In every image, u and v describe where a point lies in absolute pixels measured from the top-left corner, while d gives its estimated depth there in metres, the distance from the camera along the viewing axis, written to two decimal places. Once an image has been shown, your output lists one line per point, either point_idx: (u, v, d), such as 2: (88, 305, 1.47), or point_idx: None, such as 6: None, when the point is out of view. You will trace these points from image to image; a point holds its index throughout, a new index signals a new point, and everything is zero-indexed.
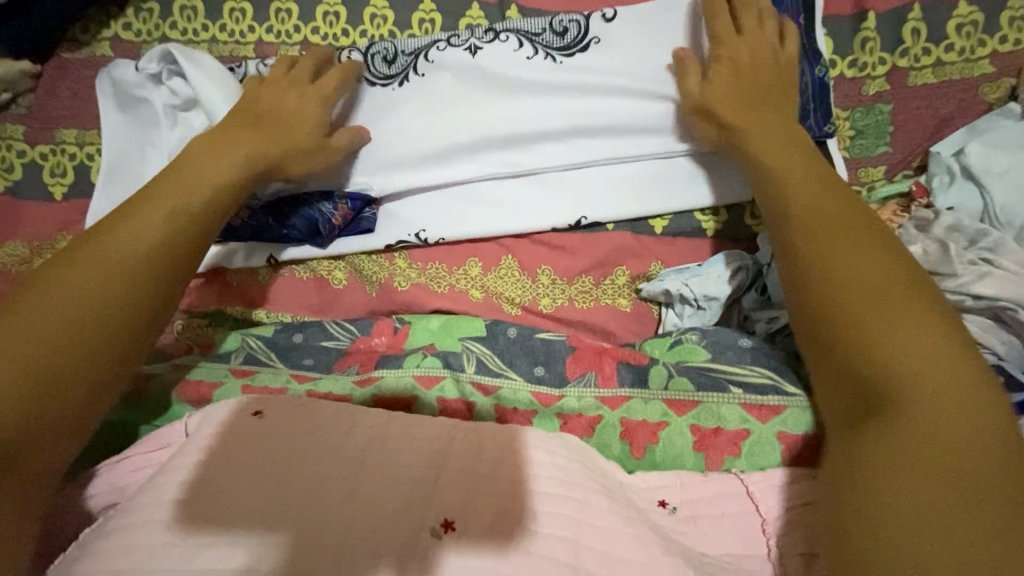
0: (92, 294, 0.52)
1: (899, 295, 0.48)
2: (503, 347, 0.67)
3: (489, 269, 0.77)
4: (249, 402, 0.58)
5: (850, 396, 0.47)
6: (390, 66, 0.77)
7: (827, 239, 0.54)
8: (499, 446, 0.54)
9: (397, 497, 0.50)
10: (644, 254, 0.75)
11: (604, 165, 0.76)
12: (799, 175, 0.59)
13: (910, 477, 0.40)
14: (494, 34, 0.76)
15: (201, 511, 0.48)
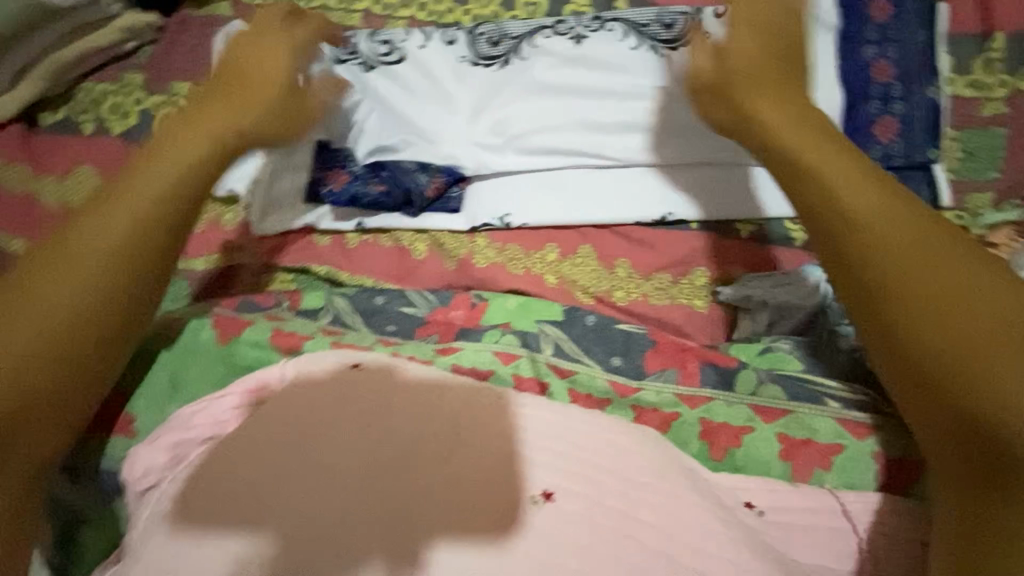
0: (59, 303, 0.51)
1: (970, 285, 0.43)
2: (579, 333, 0.68)
3: (566, 255, 0.78)
4: (351, 356, 0.61)
5: (962, 469, 0.44)
6: (493, 48, 0.80)
7: (932, 302, 0.44)
8: (591, 429, 0.56)
9: (493, 467, 0.51)
10: (728, 257, 0.74)
11: (694, 165, 0.76)
12: (823, 164, 0.51)
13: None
14: (601, 22, 0.78)
15: (306, 453, 0.51)
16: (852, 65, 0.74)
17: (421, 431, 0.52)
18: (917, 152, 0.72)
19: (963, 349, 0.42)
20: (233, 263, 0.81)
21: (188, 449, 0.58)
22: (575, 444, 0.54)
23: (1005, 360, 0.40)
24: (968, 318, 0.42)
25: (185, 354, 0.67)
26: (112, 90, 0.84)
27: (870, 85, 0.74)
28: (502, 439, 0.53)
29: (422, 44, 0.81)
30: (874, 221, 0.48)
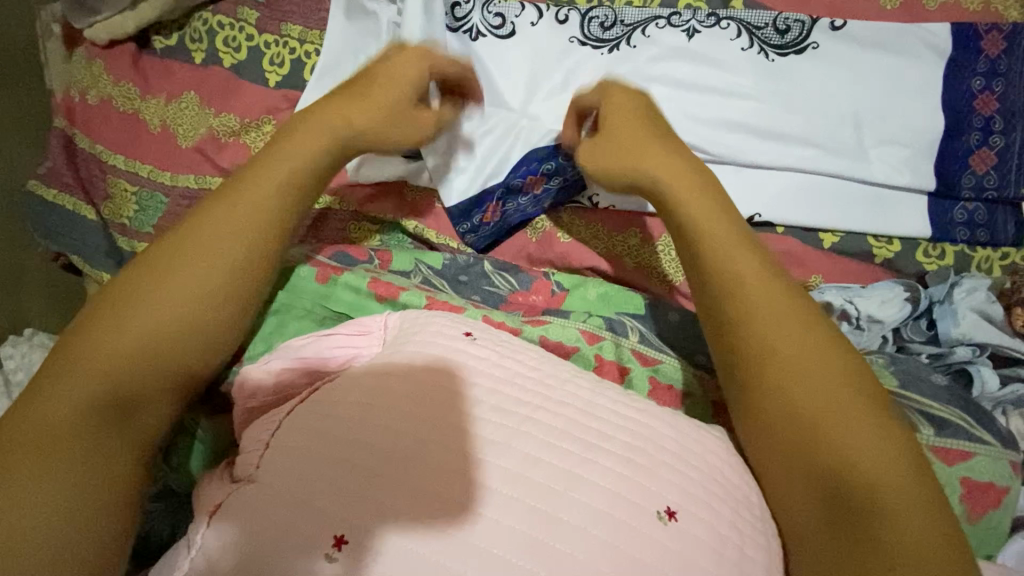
0: (168, 282, 0.57)
1: (825, 401, 0.52)
2: (662, 327, 0.75)
3: (646, 241, 0.80)
4: (459, 322, 0.63)
5: (828, 541, 0.48)
6: (605, 32, 0.80)
7: (793, 380, 0.54)
8: (704, 456, 0.56)
9: (615, 476, 0.52)
10: (808, 264, 0.76)
11: (788, 172, 0.77)
12: (724, 257, 0.60)
13: (899, 536, 0.46)
14: (716, 19, 0.79)
15: (436, 432, 0.52)
16: (955, 94, 0.74)
17: (543, 415, 0.56)
18: (1012, 186, 0.72)
19: (802, 429, 0.52)
20: (328, 210, 0.84)
21: (296, 385, 0.62)
22: (692, 465, 0.55)
23: (841, 435, 0.51)
24: (830, 428, 0.51)
25: (291, 295, 0.72)
26: (225, 23, 0.86)
27: (972, 116, 0.74)
28: (619, 441, 0.55)
29: (534, 20, 0.81)
30: (749, 325, 0.57)
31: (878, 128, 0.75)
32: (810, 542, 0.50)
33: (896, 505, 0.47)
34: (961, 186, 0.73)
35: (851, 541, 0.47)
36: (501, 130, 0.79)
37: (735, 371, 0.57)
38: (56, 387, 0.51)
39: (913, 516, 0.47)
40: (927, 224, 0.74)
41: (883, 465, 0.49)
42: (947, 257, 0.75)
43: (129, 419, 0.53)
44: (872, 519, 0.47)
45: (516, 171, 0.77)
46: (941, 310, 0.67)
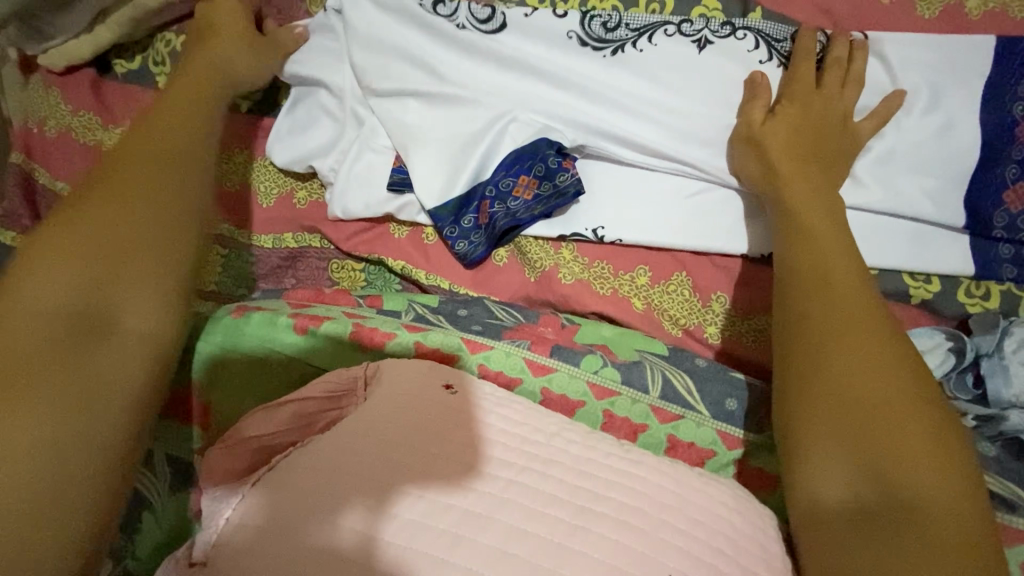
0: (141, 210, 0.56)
1: (900, 402, 0.49)
2: (689, 369, 0.65)
3: (657, 281, 0.73)
4: (435, 373, 0.57)
5: (856, 497, 0.47)
6: (608, 33, 0.72)
7: (857, 335, 0.52)
8: (707, 512, 0.51)
9: (608, 545, 0.47)
10: None
11: None
12: (817, 254, 0.58)
13: (939, 504, 0.45)
14: (731, 28, 0.70)
15: (407, 503, 0.47)
16: (994, 123, 0.66)
17: (539, 496, 0.49)
18: None
19: (864, 414, 0.49)
20: (307, 248, 0.78)
21: (269, 450, 0.55)
22: (700, 523, 0.50)
23: (908, 435, 0.47)
24: (894, 425, 0.48)
25: (263, 350, 0.62)
26: None
27: (1012, 147, 0.65)
28: (618, 505, 0.49)
29: (528, 13, 0.73)
30: (831, 319, 0.54)
31: (911, 150, 0.67)
32: (844, 534, 0.47)
33: (945, 512, 0.45)
34: (991, 225, 0.66)
35: (889, 541, 0.45)
36: (493, 121, 0.72)
37: (805, 355, 0.54)
38: (28, 287, 0.48)
39: (960, 524, 0.44)
40: (971, 261, 0.67)
41: (944, 473, 0.46)
42: (993, 298, 0.67)
43: (104, 334, 0.49)
44: (917, 515, 0.45)
45: (507, 170, 0.72)
46: (990, 365, 0.59)
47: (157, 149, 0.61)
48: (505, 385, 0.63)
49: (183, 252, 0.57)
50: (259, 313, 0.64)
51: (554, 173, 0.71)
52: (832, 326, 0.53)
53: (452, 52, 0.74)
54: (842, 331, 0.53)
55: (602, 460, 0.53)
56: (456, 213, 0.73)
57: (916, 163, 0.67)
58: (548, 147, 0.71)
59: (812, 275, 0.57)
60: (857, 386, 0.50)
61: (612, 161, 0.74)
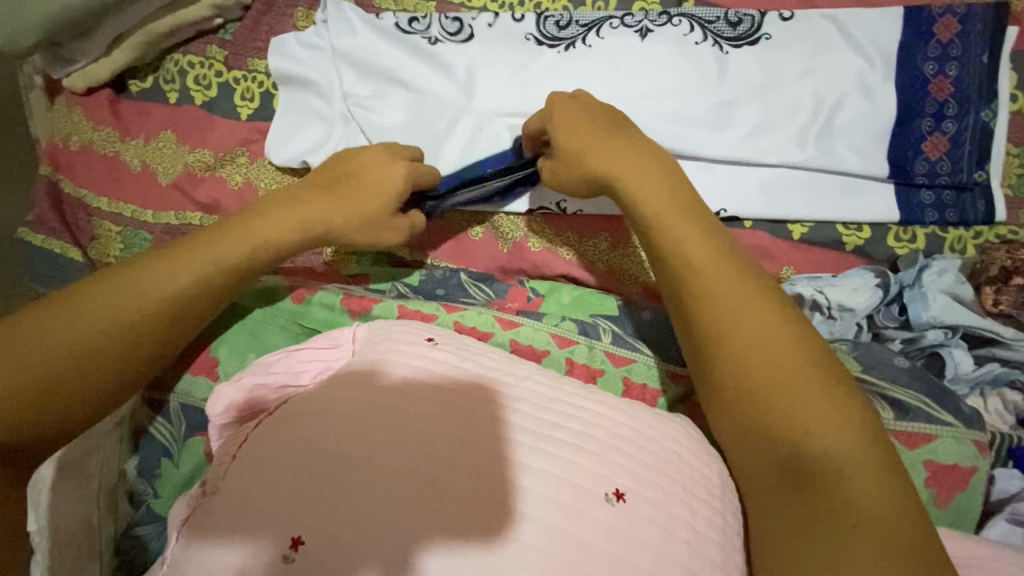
0: (126, 300, 0.58)
1: (789, 377, 0.53)
2: (636, 326, 0.74)
3: (615, 246, 0.80)
4: (421, 330, 0.64)
5: (783, 496, 0.51)
6: (560, 30, 0.81)
7: (722, 314, 0.57)
8: (656, 439, 0.58)
9: (560, 459, 0.54)
10: (779, 257, 0.76)
11: (749, 168, 0.77)
12: (678, 240, 0.61)
13: (862, 510, 0.46)
14: (668, 17, 0.79)
15: (384, 428, 0.54)
16: (909, 82, 0.74)
17: (502, 423, 0.55)
18: (964, 172, 0.72)
19: (757, 400, 0.53)
20: None
21: (264, 395, 0.62)
22: (649, 450, 0.57)
23: (814, 412, 0.50)
24: (801, 403, 0.51)
25: (262, 319, 0.71)
26: (195, 62, 0.90)
27: (926, 102, 0.73)
28: (579, 436, 0.56)
29: (491, 22, 0.83)
30: (714, 311, 0.57)
31: (837, 113, 0.75)
32: (782, 506, 0.51)
33: (860, 492, 0.47)
34: (914, 173, 0.73)
35: (813, 535, 0.47)
36: (458, 117, 0.81)
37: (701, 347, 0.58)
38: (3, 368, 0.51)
39: (879, 498, 0.46)
40: (896, 208, 0.74)
41: (857, 445, 0.49)
42: (919, 241, 0.74)
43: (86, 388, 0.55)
44: (833, 500, 0.47)
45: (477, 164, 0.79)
46: (912, 294, 0.66)
47: (182, 258, 0.62)
48: (478, 338, 0.71)
49: (138, 323, 0.58)
50: (263, 286, 0.75)
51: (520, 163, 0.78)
52: (703, 309, 0.58)
53: (422, 59, 0.84)
54: (709, 314, 0.57)
55: (564, 394, 0.60)
56: None
57: (844, 124, 0.75)
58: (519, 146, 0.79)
59: (683, 265, 0.60)
60: (742, 372, 0.54)
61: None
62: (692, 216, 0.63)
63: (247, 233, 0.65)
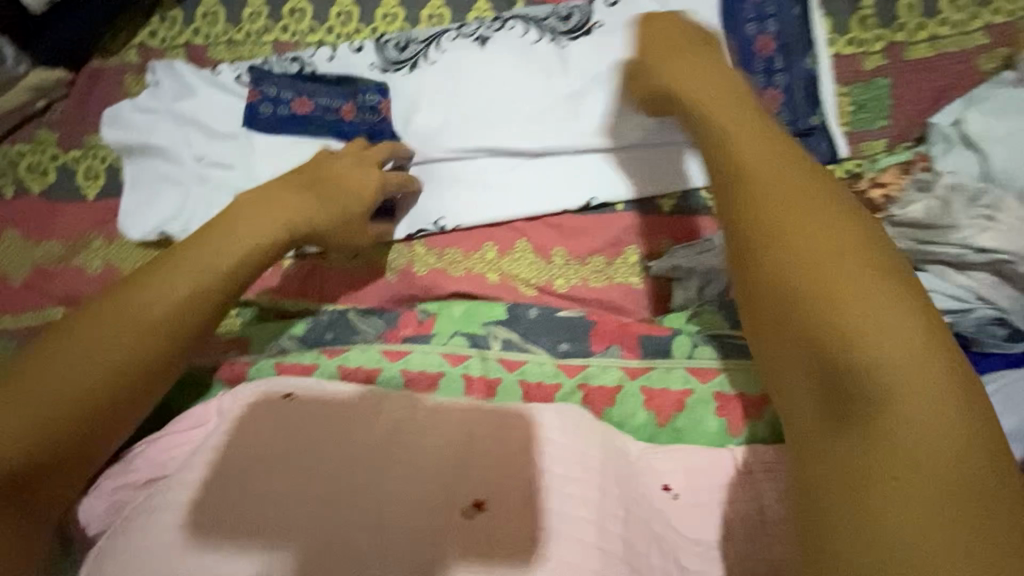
0: (68, 380, 0.51)
1: (841, 267, 0.39)
2: (526, 327, 0.71)
3: (504, 252, 0.80)
4: (285, 384, 0.62)
5: (821, 424, 0.38)
6: (401, 52, 0.81)
7: (775, 195, 0.44)
8: (526, 433, 0.57)
9: (431, 485, 0.53)
10: (652, 234, 0.79)
11: (610, 152, 0.79)
12: (724, 129, 0.52)
13: (918, 468, 0.33)
14: (502, 21, 0.80)
15: (241, 501, 0.52)
16: (737, 43, 0.78)
17: (369, 457, 0.55)
18: (803, 119, 0.76)
19: (794, 294, 0.40)
20: None
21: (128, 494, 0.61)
22: (516, 449, 0.56)
23: (861, 322, 0.37)
24: (848, 305, 0.38)
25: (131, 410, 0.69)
26: (27, 150, 0.84)
27: (755, 60, 0.77)
28: (440, 454, 0.55)
29: (331, 56, 0.82)
30: (754, 217, 0.44)
31: None
32: (830, 441, 0.37)
33: (915, 439, 0.34)
34: None
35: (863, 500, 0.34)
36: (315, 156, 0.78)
37: (734, 243, 0.46)
38: None
39: (934, 445, 0.33)
40: None
41: (937, 378, 0.35)
42: None
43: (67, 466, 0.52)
44: (888, 452, 0.34)
45: None
46: None
47: (125, 311, 0.54)
48: (366, 378, 0.68)
49: (92, 381, 0.52)
50: None
51: None
52: (745, 199, 0.46)
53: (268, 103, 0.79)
54: (761, 190, 0.45)
55: (449, 409, 0.59)
56: None
57: None
58: None
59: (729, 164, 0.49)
60: (750, 254, 0.44)
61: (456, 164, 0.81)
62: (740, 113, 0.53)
63: (182, 276, 0.57)
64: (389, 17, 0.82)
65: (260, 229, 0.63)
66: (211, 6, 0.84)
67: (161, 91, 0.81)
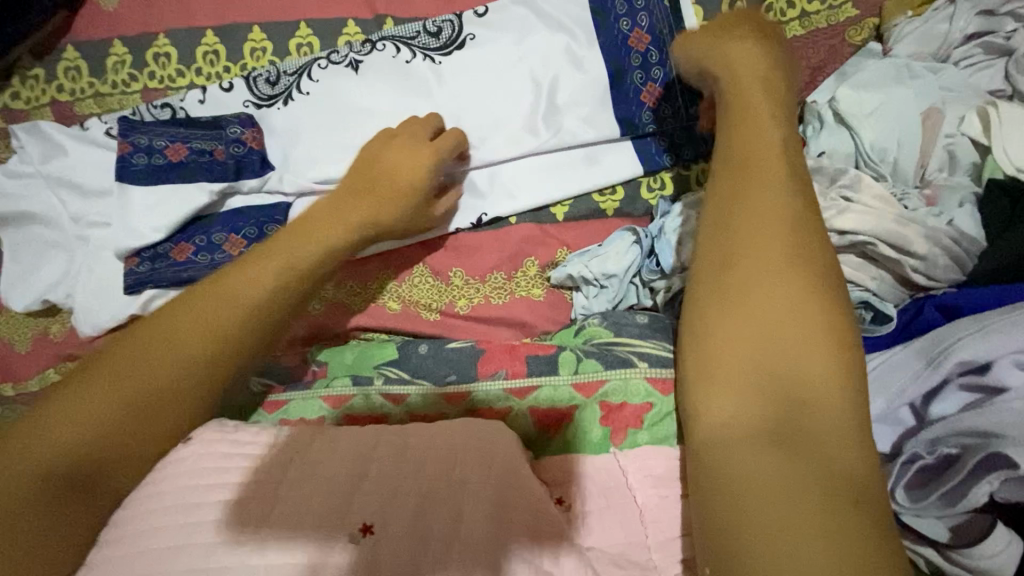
0: (156, 381, 0.52)
1: (790, 289, 0.48)
2: (416, 363, 0.69)
3: (402, 279, 0.78)
4: None
5: (742, 432, 0.44)
6: (273, 87, 0.79)
7: (741, 204, 0.52)
8: (417, 445, 0.52)
9: (312, 516, 0.47)
10: (550, 242, 0.77)
11: (499, 164, 0.77)
12: (750, 127, 0.56)
13: (825, 458, 0.41)
14: (371, 44, 0.78)
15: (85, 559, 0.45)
16: (610, 41, 0.76)
17: (240, 494, 0.49)
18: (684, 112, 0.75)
19: (761, 314, 0.47)
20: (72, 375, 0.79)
21: None
22: (408, 461, 0.51)
23: (813, 340, 0.46)
24: (802, 315, 0.47)
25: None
26: None
27: (631, 55, 0.76)
28: (316, 486, 0.49)
29: (201, 97, 0.79)
30: (751, 249, 0.50)
31: (555, 89, 0.76)
32: (739, 443, 0.44)
33: (847, 456, 0.41)
34: (640, 124, 0.76)
35: (838, 513, 0.38)
36: (193, 203, 0.75)
37: (714, 279, 0.51)
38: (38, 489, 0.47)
39: (850, 439, 0.42)
40: (636, 161, 0.76)
41: (829, 385, 0.44)
42: (668, 186, 0.77)
43: (98, 493, 0.49)
44: (825, 469, 0.41)
45: (218, 235, 0.77)
46: (657, 243, 0.70)
47: (199, 318, 0.55)
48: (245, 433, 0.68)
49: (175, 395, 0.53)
50: None
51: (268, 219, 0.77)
52: (740, 207, 0.52)
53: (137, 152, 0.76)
54: (746, 196, 0.52)
55: (330, 432, 0.54)
56: (157, 257, 0.77)
57: (565, 98, 0.76)
58: (261, 212, 0.78)
59: (737, 162, 0.54)
60: (735, 262, 0.50)
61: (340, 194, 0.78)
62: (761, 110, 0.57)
63: (259, 276, 0.59)
64: (258, 51, 0.80)
65: (278, 261, 0.60)
66: (73, 60, 0.81)
67: (25, 154, 0.78)
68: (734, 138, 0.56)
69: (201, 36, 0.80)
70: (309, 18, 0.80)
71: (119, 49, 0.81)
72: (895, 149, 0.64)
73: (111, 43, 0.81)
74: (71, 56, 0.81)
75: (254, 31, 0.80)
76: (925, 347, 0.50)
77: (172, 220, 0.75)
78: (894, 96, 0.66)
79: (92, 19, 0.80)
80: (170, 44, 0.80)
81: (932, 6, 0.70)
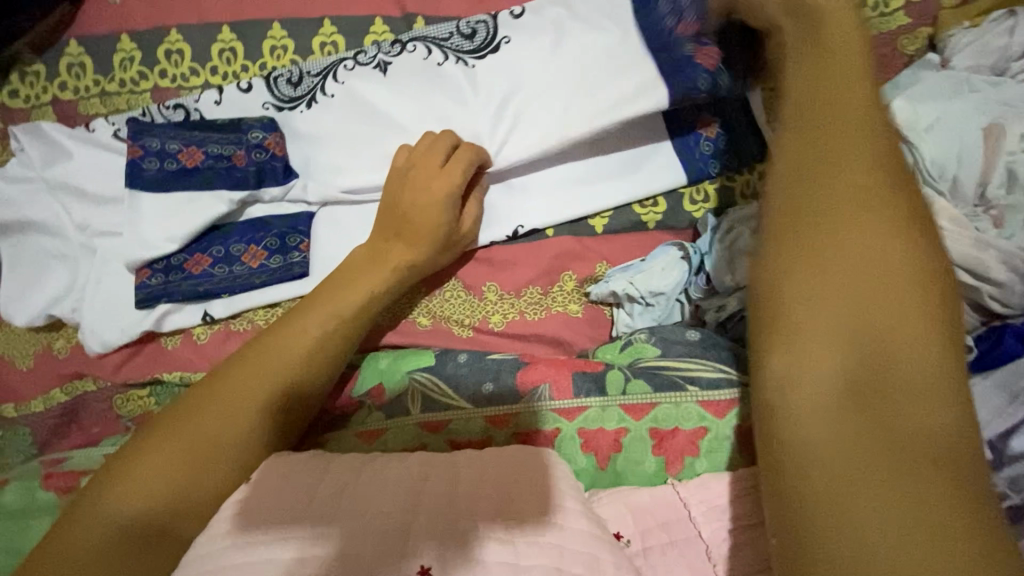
0: (218, 425, 0.55)
1: (875, 242, 0.43)
2: (452, 372, 0.67)
3: (433, 293, 0.74)
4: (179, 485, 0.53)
5: (821, 393, 0.41)
6: (295, 89, 0.74)
7: (820, 153, 0.47)
8: (474, 482, 0.49)
9: (363, 557, 0.44)
10: (589, 256, 0.73)
11: (541, 173, 0.74)
12: (831, 76, 0.51)
13: (912, 428, 0.38)
14: (401, 45, 0.73)
15: None
16: (653, 29, 0.71)
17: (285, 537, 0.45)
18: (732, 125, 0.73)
19: (842, 266, 0.43)
20: (81, 395, 0.74)
21: None
22: (463, 496, 0.48)
23: (902, 295, 0.41)
24: (889, 268, 0.42)
25: (18, 524, 0.61)
26: None
27: (680, 45, 0.70)
28: (362, 525, 0.46)
29: (217, 99, 0.74)
30: (834, 197, 0.45)
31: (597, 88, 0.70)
32: (816, 404, 0.41)
33: (939, 425, 0.38)
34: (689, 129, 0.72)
35: (922, 484, 0.36)
36: (210, 212, 0.70)
37: (786, 224, 0.47)
38: (117, 530, 0.49)
39: (943, 409, 0.39)
40: (680, 171, 0.73)
41: (918, 346, 0.40)
42: (712, 198, 0.74)
43: (165, 546, 0.49)
44: (915, 437, 0.38)
45: (236, 246, 0.73)
46: (710, 261, 0.68)
47: (261, 360, 0.59)
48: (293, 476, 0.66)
49: (236, 435, 0.55)
50: (12, 488, 0.65)
51: (291, 228, 0.73)
52: (824, 156, 0.47)
53: (147, 157, 0.71)
54: (827, 145, 0.47)
55: (378, 471, 0.51)
56: (169, 269, 0.72)
57: (607, 99, 0.71)
58: (281, 221, 0.73)
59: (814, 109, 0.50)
60: (812, 211, 0.46)
61: (366, 203, 0.74)
62: (846, 58, 0.51)
63: (314, 318, 0.62)
64: (278, 51, 0.75)
65: (332, 304, 0.64)
66: (77, 56, 0.75)
67: (26, 156, 0.73)
68: (808, 87, 0.51)
69: (216, 32, 0.75)
70: (333, 15, 0.75)
71: (127, 45, 0.75)
72: (956, 165, 0.62)
73: (118, 39, 0.75)
74: (74, 52, 0.75)
75: (274, 29, 0.75)
76: (1004, 381, 0.51)
77: (187, 231, 0.70)
78: (952, 108, 0.64)
79: (98, 12, 0.75)
80: (182, 40, 0.75)
81: (991, 16, 0.68)
